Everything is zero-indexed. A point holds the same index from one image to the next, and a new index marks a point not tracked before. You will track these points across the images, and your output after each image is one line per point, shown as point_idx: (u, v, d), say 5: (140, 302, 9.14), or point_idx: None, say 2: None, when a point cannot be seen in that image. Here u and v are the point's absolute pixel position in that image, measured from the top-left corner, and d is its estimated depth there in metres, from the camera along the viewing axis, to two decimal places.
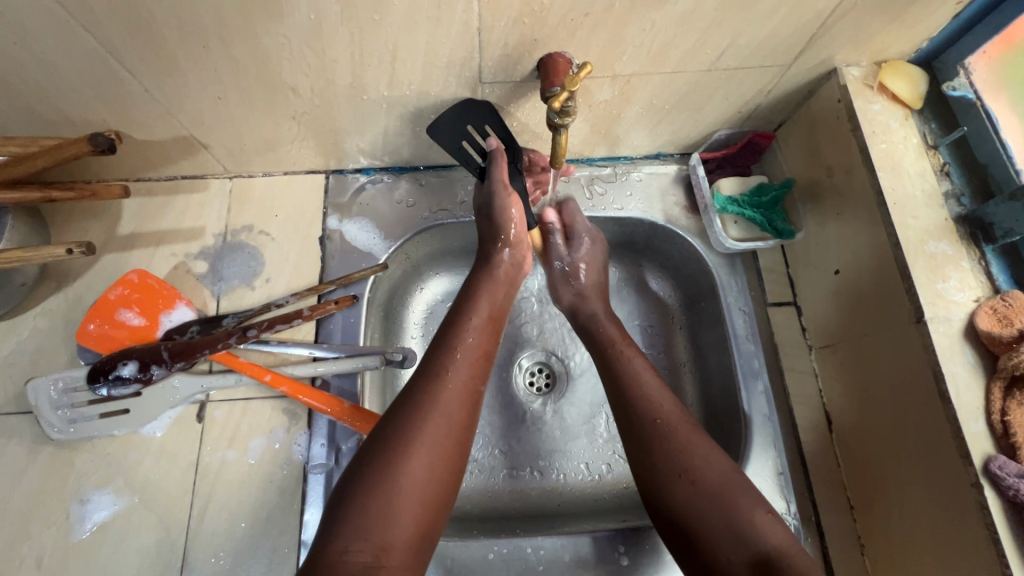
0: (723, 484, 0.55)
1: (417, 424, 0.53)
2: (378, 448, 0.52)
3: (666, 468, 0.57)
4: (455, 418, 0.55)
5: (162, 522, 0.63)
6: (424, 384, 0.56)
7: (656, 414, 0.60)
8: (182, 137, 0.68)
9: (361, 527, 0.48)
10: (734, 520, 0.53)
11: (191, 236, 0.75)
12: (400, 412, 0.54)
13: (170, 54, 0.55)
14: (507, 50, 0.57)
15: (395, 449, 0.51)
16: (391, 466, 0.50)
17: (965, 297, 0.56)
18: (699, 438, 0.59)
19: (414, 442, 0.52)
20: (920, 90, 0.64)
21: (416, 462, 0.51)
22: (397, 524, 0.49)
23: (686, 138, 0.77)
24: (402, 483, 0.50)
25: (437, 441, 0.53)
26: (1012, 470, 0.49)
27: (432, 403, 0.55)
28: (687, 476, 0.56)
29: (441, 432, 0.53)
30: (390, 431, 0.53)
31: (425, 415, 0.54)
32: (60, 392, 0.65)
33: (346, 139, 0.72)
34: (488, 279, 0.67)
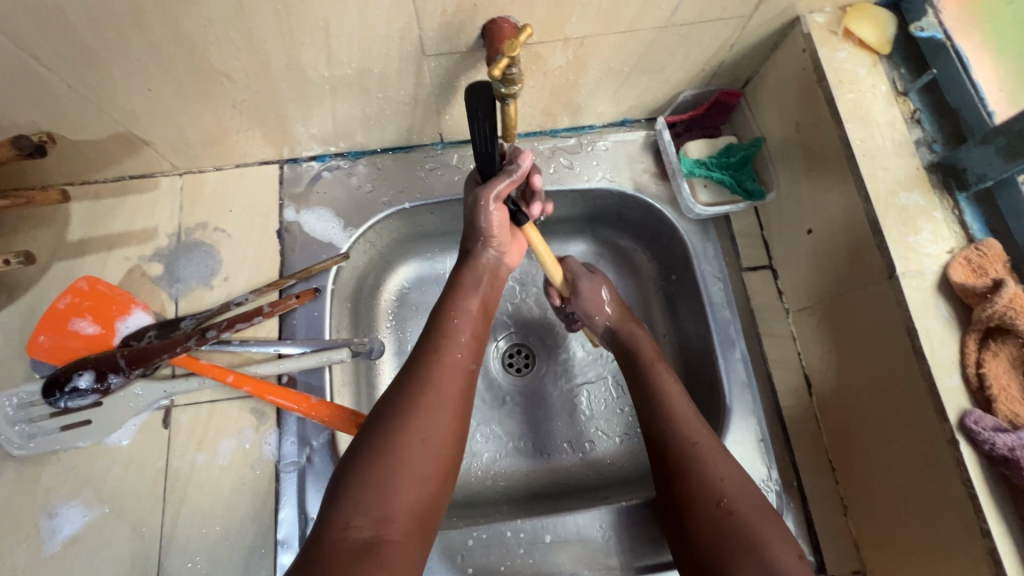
0: (757, 518, 0.52)
1: (411, 402, 0.52)
2: (374, 428, 0.51)
3: (703, 500, 0.54)
4: (450, 400, 0.53)
5: (135, 531, 0.62)
6: (419, 368, 0.54)
7: (695, 437, 0.58)
8: (119, 134, 0.65)
9: (362, 502, 0.47)
10: (758, 546, 0.50)
11: (144, 238, 0.72)
12: (398, 387, 0.53)
13: (86, 45, 0.51)
14: (447, 18, 0.54)
15: (390, 426, 0.50)
16: (382, 446, 0.49)
17: (938, 249, 0.54)
18: (734, 465, 0.57)
19: (410, 417, 0.51)
20: (888, 33, 0.61)
21: (414, 439, 0.50)
22: (397, 497, 0.48)
23: (651, 101, 0.74)
24: (400, 458, 0.49)
25: (433, 413, 0.52)
26: (987, 424, 0.48)
27: (428, 382, 0.53)
28: (724, 505, 0.54)
29: (437, 409, 0.52)
30: (391, 407, 0.52)
31: (420, 392, 0.52)
32: (16, 408, 0.63)
33: (293, 125, 0.69)
34: (470, 269, 0.63)
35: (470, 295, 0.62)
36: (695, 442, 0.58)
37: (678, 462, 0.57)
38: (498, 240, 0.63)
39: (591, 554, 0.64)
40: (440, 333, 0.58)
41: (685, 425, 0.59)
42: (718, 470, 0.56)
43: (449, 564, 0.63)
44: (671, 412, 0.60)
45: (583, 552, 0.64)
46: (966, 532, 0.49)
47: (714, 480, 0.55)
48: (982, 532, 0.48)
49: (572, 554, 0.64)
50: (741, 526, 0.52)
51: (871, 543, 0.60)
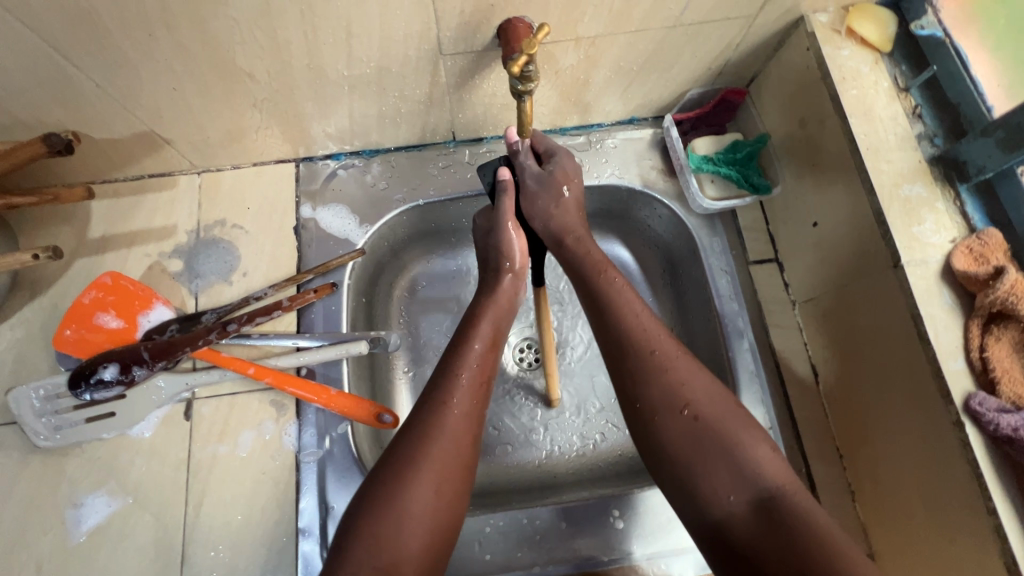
0: (729, 418, 0.52)
1: (421, 449, 0.52)
2: (382, 476, 0.51)
3: (670, 415, 0.53)
4: (459, 442, 0.54)
5: (159, 521, 0.63)
6: (428, 412, 0.54)
7: (688, 399, 0.53)
8: (142, 133, 0.66)
9: (371, 546, 0.48)
10: (733, 447, 0.51)
11: (164, 235, 0.74)
12: (407, 432, 0.54)
13: (117, 46, 0.53)
14: (465, 18, 0.56)
15: (396, 476, 0.51)
16: (391, 494, 0.50)
17: (942, 239, 0.56)
18: (696, 368, 0.55)
19: (419, 464, 0.51)
20: (889, 31, 0.63)
21: (423, 484, 0.50)
22: (406, 541, 0.48)
23: (658, 100, 0.76)
24: (408, 509, 0.49)
25: (443, 463, 0.52)
26: (991, 405, 0.49)
27: (439, 427, 0.53)
28: (689, 412, 0.53)
29: (447, 456, 0.52)
30: (399, 453, 0.52)
31: (428, 442, 0.52)
32: (42, 400, 0.64)
33: (311, 124, 0.70)
34: (489, 304, 0.64)
35: (481, 328, 0.61)
36: (689, 411, 0.53)
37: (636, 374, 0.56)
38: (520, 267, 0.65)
39: (606, 540, 0.65)
40: (445, 377, 0.57)
41: (671, 371, 0.55)
42: (685, 386, 0.54)
43: (466, 551, 0.64)
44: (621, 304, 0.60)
45: (597, 538, 0.65)
46: (972, 511, 0.51)
47: (676, 390, 0.54)
48: (987, 510, 0.49)
49: (587, 541, 0.65)
50: (710, 433, 0.52)
51: (879, 527, 0.62)
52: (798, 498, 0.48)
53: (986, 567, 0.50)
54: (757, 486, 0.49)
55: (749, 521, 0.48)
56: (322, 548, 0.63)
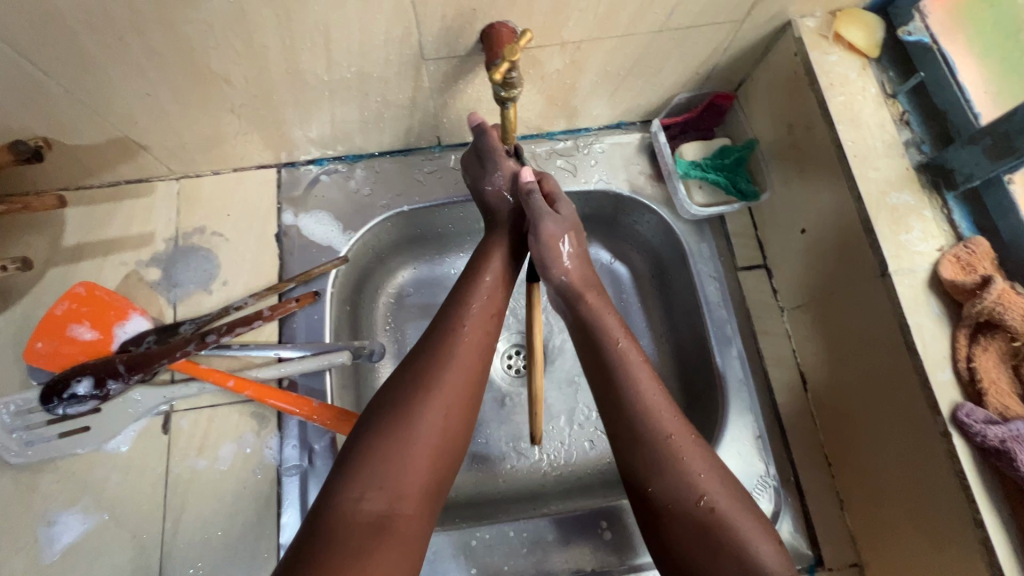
0: (743, 516, 0.48)
1: (429, 378, 0.52)
2: (388, 402, 0.51)
3: (684, 500, 0.49)
4: (466, 374, 0.54)
5: (136, 538, 0.61)
6: (438, 343, 0.55)
7: (670, 431, 0.52)
8: (116, 139, 0.65)
9: (376, 476, 0.46)
10: (746, 548, 0.46)
11: (141, 243, 0.72)
12: (415, 362, 0.54)
13: (85, 50, 0.51)
14: (447, 22, 0.55)
15: (405, 400, 0.50)
16: (400, 418, 0.49)
17: (929, 247, 0.55)
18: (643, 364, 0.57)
19: (428, 391, 0.51)
20: (877, 37, 0.62)
21: (431, 411, 0.50)
22: (411, 471, 0.48)
23: (645, 104, 0.75)
24: (415, 432, 0.49)
25: (451, 391, 0.52)
26: (979, 416, 0.49)
27: (446, 356, 0.54)
28: (705, 504, 0.49)
29: (454, 386, 0.52)
30: (404, 382, 0.52)
31: (438, 370, 0.53)
32: (13, 415, 0.62)
33: (291, 129, 0.69)
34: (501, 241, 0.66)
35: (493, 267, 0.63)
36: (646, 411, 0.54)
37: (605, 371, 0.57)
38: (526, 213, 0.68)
39: (594, 552, 0.64)
40: (454, 315, 0.58)
41: (657, 416, 0.53)
42: (697, 466, 0.51)
43: (452, 564, 0.63)
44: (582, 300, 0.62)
45: (585, 550, 0.64)
46: (960, 522, 0.50)
47: (693, 477, 0.50)
48: (975, 522, 0.49)
49: (575, 553, 0.64)
50: (727, 528, 0.48)
51: (867, 536, 0.62)
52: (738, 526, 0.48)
53: None
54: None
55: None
56: None
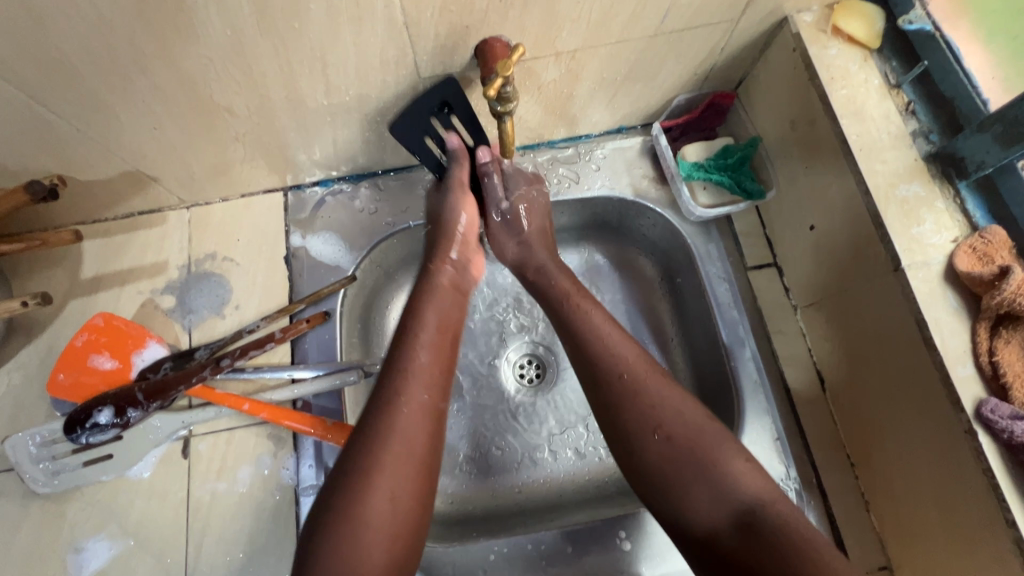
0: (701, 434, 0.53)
1: (373, 460, 0.50)
2: (331, 496, 0.49)
3: (642, 434, 0.54)
4: (411, 443, 0.52)
5: (160, 562, 0.63)
6: (375, 418, 0.53)
7: (622, 370, 0.57)
8: (127, 173, 0.67)
9: (333, 571, 0.46)
10: (710, 465, 0.51)
11: (156, 272, 0.74)
12: (355, 444, 0.52)
13: (92, 90, 0.53)
14: (440, 41, 0.55)
15: (351, 493, 0.49)
16: (347, 511, 0.48)
17: (943, 239, 0.54)
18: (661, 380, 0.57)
19: (371, 475, 0.49)
20: (877, 27, 0.61)
21: (379, 493, 0.49)
22: (368, 558, 0.47)
23: (645, 108, 0.75)
24: (365, 520, 0.48)
25: (398, 467, 0.50)
26: (1005, 412, 0.47)
27: (388, 432, 0.52)
28: (660, 436, 0.54)
29: (400, 459, 0.51)
30: (346, 470, 0.50)
31: (380, 446, 0.51)
32: (38, 446, 0.64)
33: (295, 153, 0.70)
34: (434, 288, 0.64)
35: (427, 315, 0.61)
36: (658, 426, 0.54)
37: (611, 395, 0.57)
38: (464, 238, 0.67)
39: (613, 563, 0.63)
40: (391, 382, 0.55)
41: (659, 410, 0.55)
42: (655, 399, 0.55)
43: None
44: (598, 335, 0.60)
45: (603, 560, 0.63)
46: (991, 522, 0.48)
47: (648, 414, 0.55)
48: (1007, 523, 0.47)
49: (594, 564, 0.63)
50: (686, 450, 0.52)
51: (895, 537, 0.60)
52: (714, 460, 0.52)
53: None
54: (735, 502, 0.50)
55: (727, 533, 0.49)
56: None
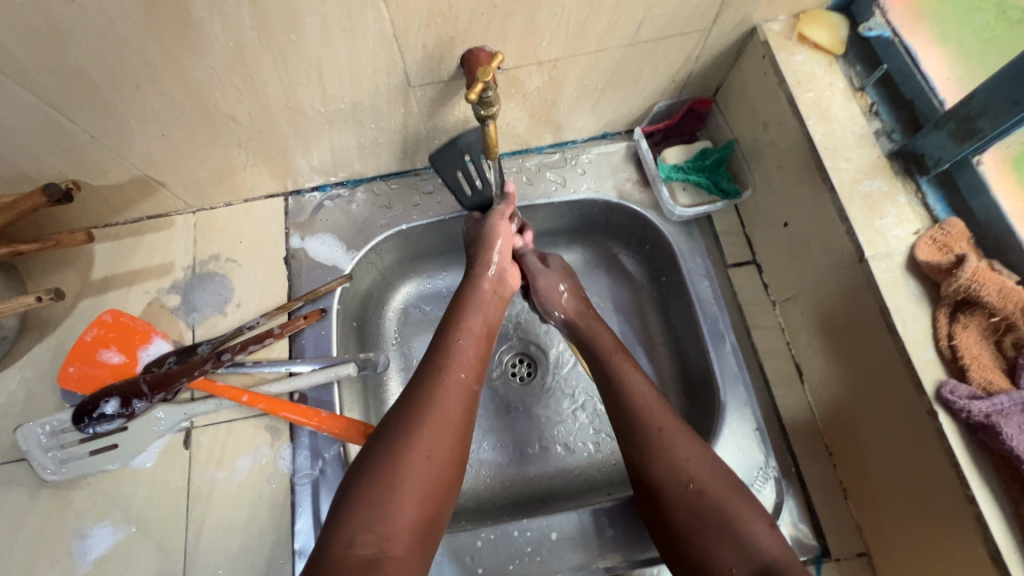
0: (729, 495, 0.56)
1: (413, 423, 0.55)
2: (376, 449, 0.54)
3: (674, 484, 0.57)
4: (450, 414, 0.57)
5: (160, 549, 0.65)
6: (420, 387, 0.59)
7: (659, 423, 0.61)
8: (137, 178, 0.71)
9: (366, 519, 0.49)
10: (736, 525, 0.53)
11: (162, 272, 0.78)
12: (401, 409, 0.57)
13: (106, 99, 0.57)
14: (428, 51, 0.59)
15: (393, 447, 0.53)
16: (388, 463, 0.52)
17: (904, 232, 0.56)
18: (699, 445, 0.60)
19: (412, 436, 0.54)
20: (841, 35, 0.65)
21: (416, 456, 0.53)
22: (399, 513, 0.50)
23: (627, 114, 0.79)
24: (402, 472, 0.52)
25: (436, 431, 0.55)
26: (962, 392, 0.49)
27: (430, 401, 0.57)
28: (693, 487, 0.57)
29: (439, 427, 0.56)
30: (390, 427, 0.55)
31: (424, 410, 0.56)
32: (49, 435, 0.67)
33: (295, 159, 0.74)
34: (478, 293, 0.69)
35: (472, 315, 0.67)
36: (692, 485, 0.57)
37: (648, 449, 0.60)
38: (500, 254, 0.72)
39: (596, 550, 0.64)
40: (438, 359, 0.62)
41: (691, 466, 0.58)
42: (684, 453, 0.58)
43: (457, 564, 0.64)
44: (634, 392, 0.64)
45: (586, 546, 0.64)
46: (955, 501, 0.50)
47: (681, 464, 0.58)
48: (967, 498, 0.48)
49: (578, 551, 0.64)
50: (713, 505, 0.55)
51: (872, 523, 0.61)
52: (747, 522, 0.54)
53: (974, 559, 0.49)
54: (756, 563, 0.51)
55: None
56: None
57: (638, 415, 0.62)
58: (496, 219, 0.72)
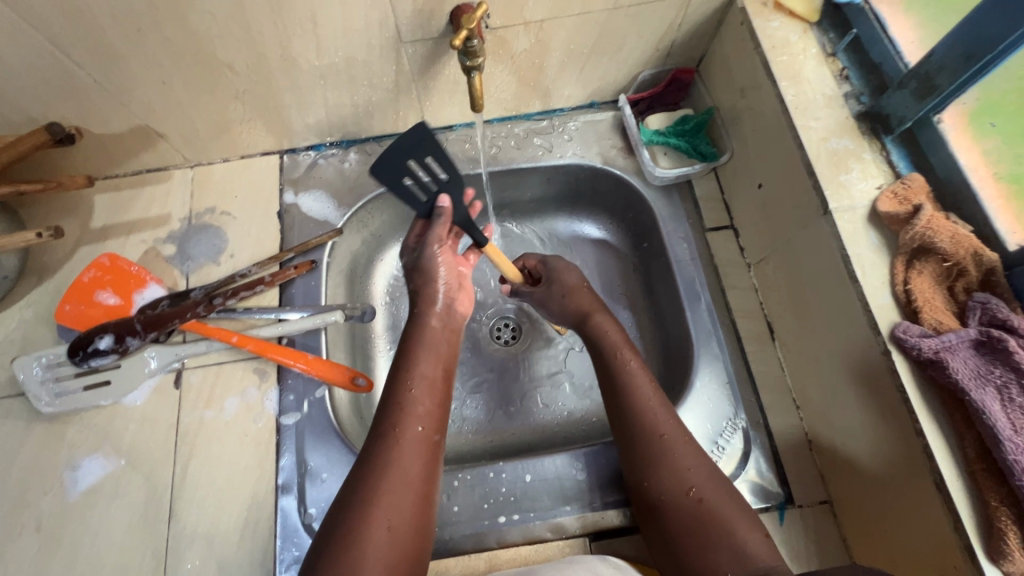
0: (728, 502, 0.55)
1: (371, 495, 0.52)
2: (336, 531, 0.50)
3: (675, 492, 0.56)
4: (411, 476, 0.54)
5: (148, 481, 0.67)
6: (375, 450, 0.55)
7: (662, 430, 0.60)
8: (138, 127, 0.74)
9: None
10: (732, 533, 0.52)
11: (159, 223, 0.80)
12: (358, 477, 0.53)
13: (110, 42, 0.60)
14: (418, 6, 0.62)
15: (353, 526, 0.50)
16: (349, 547, 0.49)
17: (868, 186, 0.59)
18: (696, 451, 0.59)
19: (370, 509, 0.51)
20: (816, 3, 0.67)
21: (377, 534, 0.50)
22: None
23: (612, 83, 0.82)
24: (366, 557, 0.49)
25: (397, 495, 0.52)
26: (914, 331, 0.51)
27: (387, 466, 0.54)
28: (694, 496, 0.56)
29: (398, 492, 0.53)
30: (347, 504, 0.52)
31: (379, 478, 0.53)
32: (45, 368, 0.69)
33: (290, 115, 0.77)
34: (429, 337, 0.64)
35: (422, 360, 0.62)
36: (693, 493, 0.56)
37: (646, 455, 0.60)
38: (446, 282, 0.68)
39: (570, 491, 0.67)
40: (392, 413, 0.58)
41: (685, 469, 0.58)
42: (688, 461, 0.58)
43: None
44: (639, 397, 0.63)
45: (560, 487, 0.67)
46: (905, 435, 0.52)
47: (684, 472, 0.57)
48: (916, 432, 0.50)
49: (550, 493, 0.66)
50: (715, 514, 0.54)
51: (833, 471, 0.63)
52: (737, 526, 0.53)
53: (922, 492, 0.50)
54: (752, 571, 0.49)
55: None
56: (300, 503, 0.67)
57: (643, 423, 0.61)
58: (439, 247, 0.67)
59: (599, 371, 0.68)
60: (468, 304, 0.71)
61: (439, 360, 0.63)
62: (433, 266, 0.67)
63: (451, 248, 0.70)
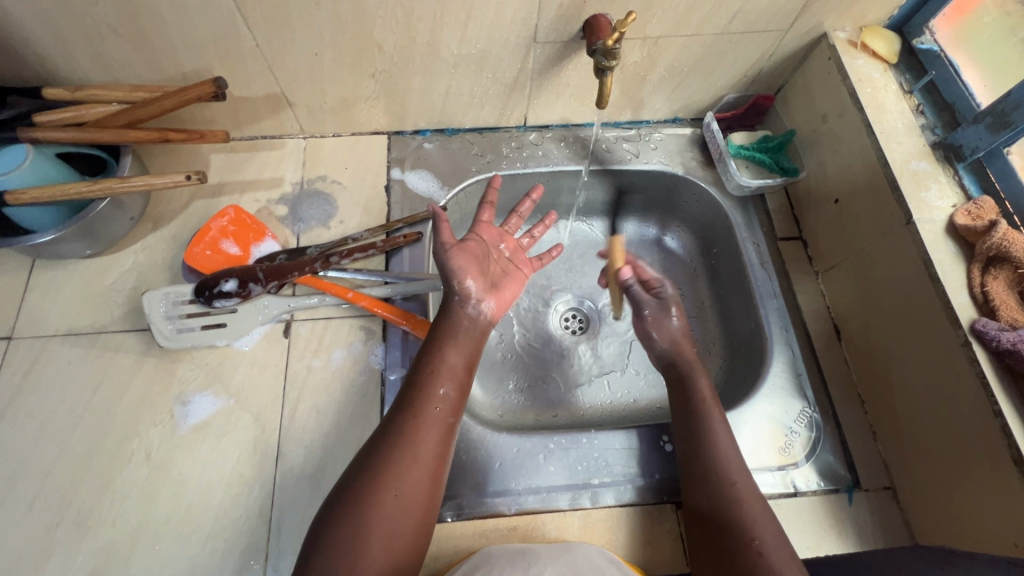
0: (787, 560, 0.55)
1: (387, 461, 0.57)
2: (354, 483, 0.56)
3: (735, 537, 0.57)
4: (426, 456, 0.58)
5: (257, 421, 0.70)
6: (400, 425, 0.59)
7: (735, 478, 0.62)
8: (273, 94, 0.80)
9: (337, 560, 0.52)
10: None
11: (272, 186, 0.85)
12: (381, 441, 0.58)
13: (287, 12, 0.67)
14: (562, 11, 0.70)
15: (370, 480, 0.56)
16: (362, 504, 0.54)
17: (944, 204, 0.68)
18: (763, 506, 0.60)
19: (385, 476, 0.56)
20: (895, 48, 0.78)
21: (385, 500, 0.55)
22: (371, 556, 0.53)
23: (699, 102, 0.91)
24: (376, 517, 0.54)
25: (409, 468, 0.57)
26: (993, 325, 0.59)
27: (406, 438, 0.58)
28: (755, 546, 0.56)
29: (413, 466, 0.57)
30: (368, 465, 0.57)
31: (399, 450, 0.57)
32: (170, 305, 0.73)
33: (413, 98, 0.83)
34: (456, 331, 0.67)
35: (449, 351, 0.65)
36: (755, 545, 0.56)
37: (713, 498, 0.61)
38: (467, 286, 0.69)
39: (658, 461, 0.71)
40: (419, 394, 0.61)
41: (752, 518, 0.59)
42: (753, 514, 0.59)
43: (524, 468, 0.70)
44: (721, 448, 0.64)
45: (649, 457, 0.71)
46: (983, 417, 0.59)
47: (748, 521, 0.58)
48: (994, 414, 0.58)
49: (639, 461, 0.71)
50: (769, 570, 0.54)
51: (898, 458, 0.70)
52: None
53: (999, 468, 0.57)
54: None
55: None
56: None
57: (717, 468, 0.63)
58: (449, 252, 0.68)
59: (678, 407, 0.69)
60: (498, 304, 0.72)
61: (465, 352, 0.66)
62: (450, 268, 0.68)
63: (470, 251, 0.70)
